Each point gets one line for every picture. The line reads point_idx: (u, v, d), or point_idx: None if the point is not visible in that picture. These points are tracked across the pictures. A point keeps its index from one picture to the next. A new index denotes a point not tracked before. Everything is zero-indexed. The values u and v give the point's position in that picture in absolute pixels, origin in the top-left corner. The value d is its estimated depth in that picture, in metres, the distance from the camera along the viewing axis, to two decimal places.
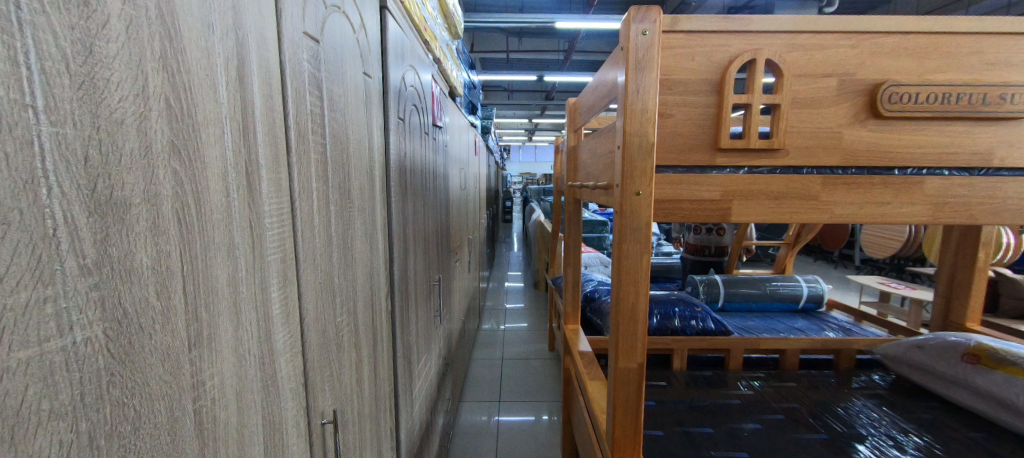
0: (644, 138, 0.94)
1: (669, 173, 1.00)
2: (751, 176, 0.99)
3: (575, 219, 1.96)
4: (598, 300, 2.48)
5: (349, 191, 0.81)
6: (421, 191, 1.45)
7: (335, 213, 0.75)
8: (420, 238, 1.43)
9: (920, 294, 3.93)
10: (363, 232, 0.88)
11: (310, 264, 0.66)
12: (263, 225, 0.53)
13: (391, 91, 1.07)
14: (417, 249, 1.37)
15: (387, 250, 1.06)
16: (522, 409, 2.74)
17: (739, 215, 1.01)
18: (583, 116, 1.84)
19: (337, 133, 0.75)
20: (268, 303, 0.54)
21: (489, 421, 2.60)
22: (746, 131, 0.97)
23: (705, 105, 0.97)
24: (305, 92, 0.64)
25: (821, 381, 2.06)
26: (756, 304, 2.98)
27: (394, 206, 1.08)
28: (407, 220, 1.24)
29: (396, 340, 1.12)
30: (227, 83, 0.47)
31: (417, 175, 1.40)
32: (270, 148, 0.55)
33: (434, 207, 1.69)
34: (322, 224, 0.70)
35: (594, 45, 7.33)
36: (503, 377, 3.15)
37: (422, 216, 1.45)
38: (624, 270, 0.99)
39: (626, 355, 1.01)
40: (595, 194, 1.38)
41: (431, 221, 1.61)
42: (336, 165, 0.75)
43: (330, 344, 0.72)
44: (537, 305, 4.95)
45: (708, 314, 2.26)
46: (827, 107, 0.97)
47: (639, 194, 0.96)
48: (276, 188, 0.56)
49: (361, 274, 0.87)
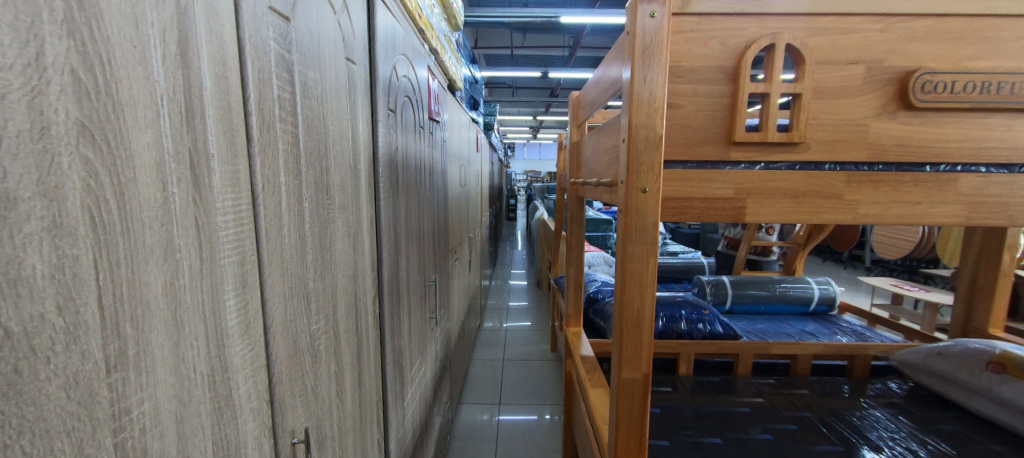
0: (651, 131, 0.87)
1: (678, 169, 0.92)
2: (768, 172, 0.91)
3: (577, 218, 1.88)
4: (602, 301, 2.40)
5: (328, 187, 0.74)
6: (415, 189, 1.38)
7: (311, 211, 0.68)
8: (414, 238, 1.36)
9: (935, 296, 3.81)
10: (345, 231, 0.81)
11: (278, 267, 0.59)
12: (215, 223, 0.47)
13: (379, 80, 1.00)
14: (410, 249, 1.30)
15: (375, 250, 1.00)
16: (523, 411, 2.68)
17: (756, 215, 0.92)
18: (586, 110, 1.76)
19: (312, 123, 0.68)
20: (220, 312, 0.48)
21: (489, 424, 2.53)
22: (763, 123, 0.89)
23: (718, 95, 0.89)
24: (271, 74, 0.57)
25: (834, 389, 1.97)
26: (765, 306, 2.89)
27: (383, 204, 1.02)
28: (398, 220, 1.17)
29: (384, 345, 1.05)
30: (165, 58, 0.40)
31: (411, 172, 1.32)
32: (226, 136, 0.49)
33: (431, 206, 1.62)
34: (293, 222, 0.63)
35: (600, 40, 7.20)
36: (504, 378, 3.09)
37: (416, 216, 1.38)
38: (628, 273, 0.91)
39: (631, 364, 0.94)
40: (598, 193, 1.31)
41: (427, 220, 1.54)
42: (311, 158, 0.68)
43: (303, 354, 0.65)
44: (540, 303, 4.88)
45: (716, 317, 2.16)
46: (852, 98, 0.88)
47: (645, 191, 0.88)
48: (232, 181, 0.50)
49: (343, 277, 0.80)
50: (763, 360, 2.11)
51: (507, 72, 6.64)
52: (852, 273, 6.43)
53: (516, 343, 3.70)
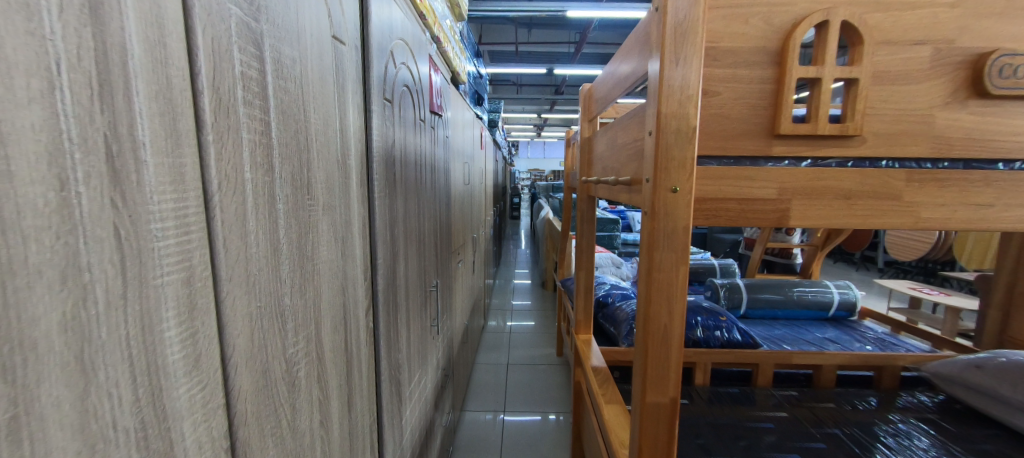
0: (683, 121, 0.75)
1: (713, 166, 0.80)
2: (816, 169, 0.79)
3: (588, 219, 1.77)
4: (612, 306, 2.29)
5: (309, 185, 0.63)
6: (415, 189, 1.27)
7: (286, 213, 0.57)
8: (414, 240, 1.25)
9: (957, 300, 3.65)
10: (331, 235, 0.71)
11: (242, 282, 0.48)
12: (149, 232, 0.36)
13: (373, 65, 0.89)
14: (409, 253, 1.19)
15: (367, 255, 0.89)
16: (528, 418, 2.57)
17: (802, 219, 0.80)
18: (598, 104, 1.64)
19: (289, 109, 0.58)
20: (154, 345, 0.37)
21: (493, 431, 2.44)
22: (812, 113, 0.77)
23: (761, 80, 0.77)
24: (231, 45, 0.46)
25: (860, 401, 1.85)
26: (782, 311, 2.76)
27: (378, 205, 0.91)
28: (395, 223, 1.06)
29: (378, 361, 0.94)
30: (64, 9, 0.30)
31: (410, 170, 1.21)
32: (164, 121, 0.38)
33: (432, 205, 1.51)
34: (263, 228, 0.52)
35: (606, 36, 7.06)
36: (508, 384, 2.98)
37: (416, 217, 1.27)
38: (654, 284, 0.80)
39: (657, 388, 0.83)
40: (615, 192, 1.20)
41: (427, 222, 1.43)
42: (287, 150, 0.57)
43: (275, 384, 0.55)
44: (545, 304, 4.77)
45: (734, 324, 2.05)
46: (916, 84, 0.76)
47: (675, 191, 0.77)
48: (174, 177, 0.39)
49: (328, 289, 0.70)
50: (783, 370, 1.99)
51: (511, 68, 6.51)
52: (865, 275, 6.26)
53: (520, 346, 3.60)
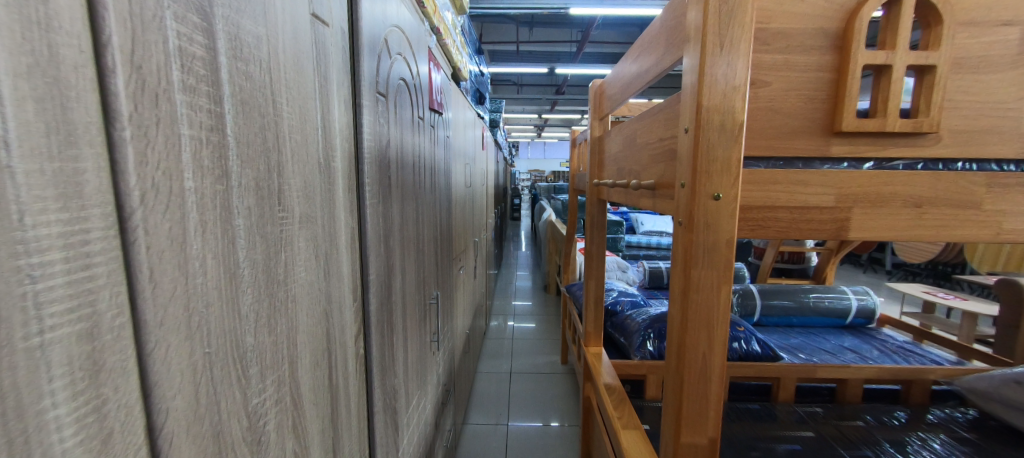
0: (728, 116, 0.64)
1: (760, 168, 0.69)
2: (882, 173, 0.68)
3: (599, 224, 1.66)
4: (622, 315, 2.17)
5: (282, 193, 0.52)
6: (413, 194, 1.15)
7: (248, 230, 0.46)
8: (412, 250, 1.13)
9: (974, 304, 3.53)
10: (310, 252, 0.59)
11: (179, 326, 0.37)
12: (17, 271, 0.25)
13: (364, 53, 0.77)
14: (406, 265, 1.08)
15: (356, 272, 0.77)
16: (532, 431, 2.45)
17: (864, 230, 0.69)
18: (610, 101, 1.53)
19: (252, 97, 0.46)
20: (26, 435, 0.26)
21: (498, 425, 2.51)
22: (879, 108, 0.66)
23: (818, 68, 0.66)
24: (162, 9, 0.34)
25: (888, 418, 1.73)
26: (797, 319, 2.64)
27: (369, 213, 0.80)
28: (390, 233, 0.95)
29: (371, 390, 0.83)
30: None
31: (407, 173, 1.10)
32: (44, 109, 0.26)
33: (431, 211, 1.39)
34: (214, 251, 0.41)
35: (608, 35, 6.94)
36: (511, 394, 2.86)
37: (414, 224, 1.16)
38: (691, 307, 0.68)
39: (693, 427, 0.71)
40: (635, 198, 1.09)
41: (427, 229, 1.32)
42: (249, 151, 0.46)
43: (231, 449, 0.43)
44: (547, 309, 4.65)
45: (753, 334, 1.92)
46: (1001, 72, 0.65)
47: (717, 198, 0.66)
48: (65, 190, 0.28)
49: (306, 318, 0.58)
50: (805, 384, 1.87)
51: (512, 67, 6.40)
52: (873, 278, 6.12)
53: (523, 353, 3.48)
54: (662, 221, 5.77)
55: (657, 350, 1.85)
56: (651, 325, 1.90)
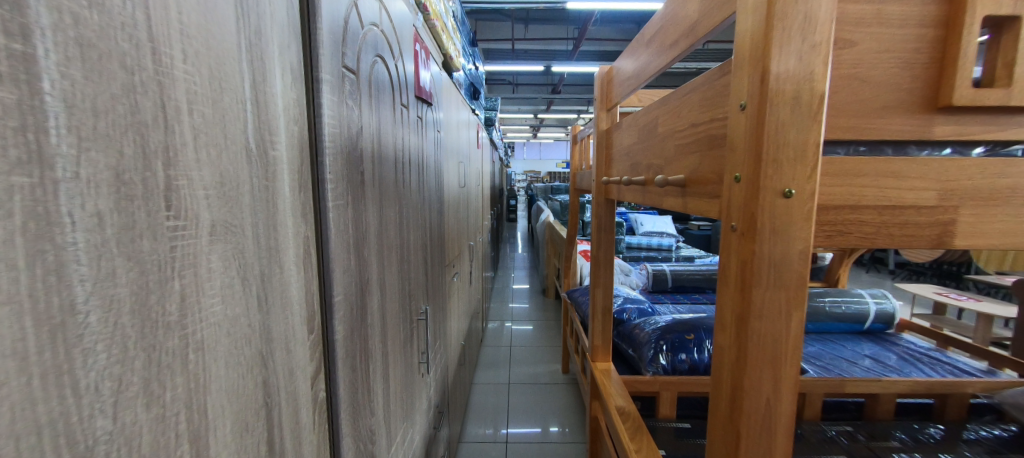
0: (804, 87, 0.48)
1: (842, 157, 0.52)
2: (998, 161, 0.52)
3: (608, 228, 1.49)
4: (630, 324, 2.02)
5: (171, 190, 0.34)
6: (396, 195, 0.98)
7: (100, 251, 0.28)
8: (395, 260, 0.96)
9: (988, 306, 3.40)
10: (230, 273, 0.41)
11: None
12: None
13: (323, 14, 0.60)
14: (387, 279, 0.90)
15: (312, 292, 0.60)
16: (533, 448, 2.28)
17: (979, 236, 0.53)
18: (619, 89, 1.37)
19: (103, 36, 0.29)
20: None
21: (496, 434, 2.40)
22: (999, 75, 0.50)
23: (919, 22, 0.50)
24: None
25: (924, 436, 1.57)
26: (813, 324, 2.49)
27: (332, 217, 0.62)
28: (366, 242, 0.77)
29: (337, 440, 0.66)
30: None
31: (389, 171, 0.93)
32: None
33: (419, 215, 1.22)
34: (5, 290, 0.23)
35: (605, 32, 6.80)
36: (509, 407, 2.68)
37: (398, 230, 0.98)
38: (751, 337, 0.52)
39: None
40: (657, 198, 0.93)
41: (414, 235, 1.14)
42: (96, 123, 0.28)
43: None
44: (546, 313, 4.48)
45: None
46: None
47: (788, 195, 0.49)
48: None
49: (227, 369, 0.40)
50: (831, 399, 1.71)
51: (508, 65, 6.25)
52: (877, 277, 6.02)
53: (522, 361, 3.31)
54: (661, 220, 5.63)
55: (670, 364, 1.67)
56: (664, 336, 1.73)
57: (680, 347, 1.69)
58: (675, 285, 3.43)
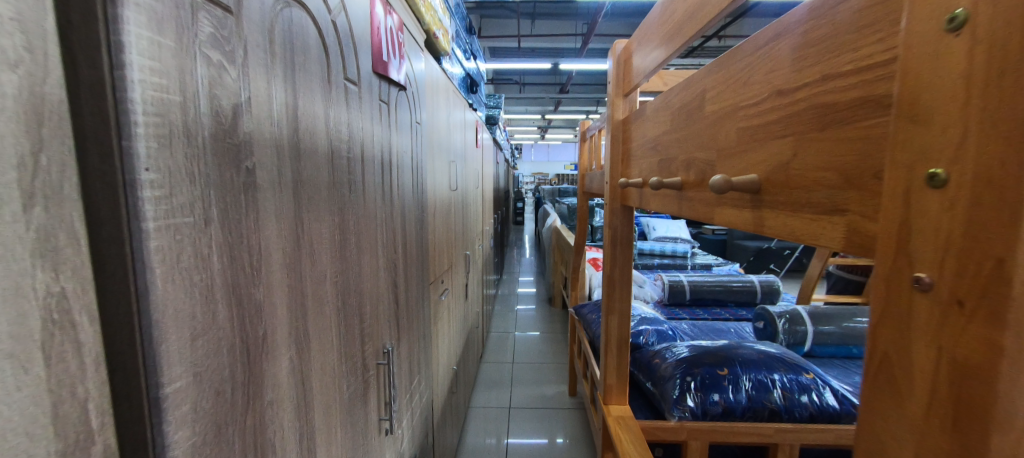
0: None
1: None
2: None
3: (625, 241, 1.20)
4: (648, 350, 1.73)
5: None
6: (342, 204, 0.71)
7: None
8: (335, 293, 0.69)
9: None
10: None
11: None
12: None
13: None
14: (315, 327, 0.62)
15: (93, 388, 0.33)
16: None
17: None
18: (637, 70, 1.07)
19: None
20: None
21: (498, 445, 2.30)
22: None
23: None
24: None
25: None
26: (857, 348, 2.15)
27: (153, 248, 0.35)
28: (264, 278, 0.50)
29: None
30: None
31: (326, 171, 0.66)
32: None
33: (383, 228, 0.94)
34: None
35: (615, 28, 6.52)
36: (509, 437, 2.37)
37: (341, 253, 0.71)
38: None
39: None
40: (703, 207, 0.65)
41: (374, 255, 0.87)
42: None
43: None
44: (552, 324, 4.16)
45: (827, 384, 1.43)
46: None
47: None
48: None
49: None
50: None
51: (514, 63, 6.03)
52: None
53: (525, 379, 3.03)
54: (675, 225, 5.29)
55: (700, 406, 1.35)
56: (689, 371, 1.43)
57: (713, 384, 1.39)
58: (693, 298, 3.12)
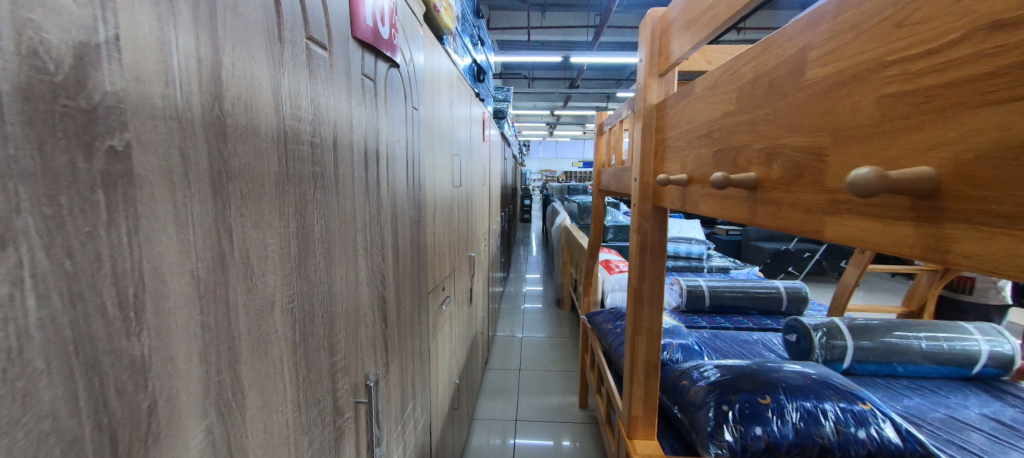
0: None
1: None
2: None
3: (657, 250, 1.01)
4: (672, 369, 1.54)
5: None
6: (300, 204, 0.54)
7: None
8: (288, 325, 0.51)
9: None
10: None
11: None
12: None
13: None
14: (252, 376, 0.45)
15: None
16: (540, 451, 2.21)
17: None
18: (674, 44, 0.88)
19: None
20: None
21: (504, 444, 2.26)
22: None
23: None
24: None
25: None
26: (903, 367, 1.93)
27: None
28: (150, 320, 0.33)
29: None
30: None
31: (274, 160, 0.48)
32: None
33: (365, 233, 0.76)
34: None
35: (628, 19, 6.28)
36: (513, 446, 2.25)
37: (298, 269, 0.53)
38: None
39: None
40: (797, 214, 0.46)
41: (351, 268, 0.69)
42: None
43: None
44: (561, 328, 3.97)
45: (886, 414, 1.22)
46: None
47: None
48: None
49: None
50: None
51: (522, 57, 5.85)
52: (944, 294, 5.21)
53: (533, 388, 2.86)
54: (690, 225, 5.05)
55: (740, 441, 1.16)
56: (724, 399, 1.24)
57: (753, 415, 1.19)
58: (713, 305, 2.91)
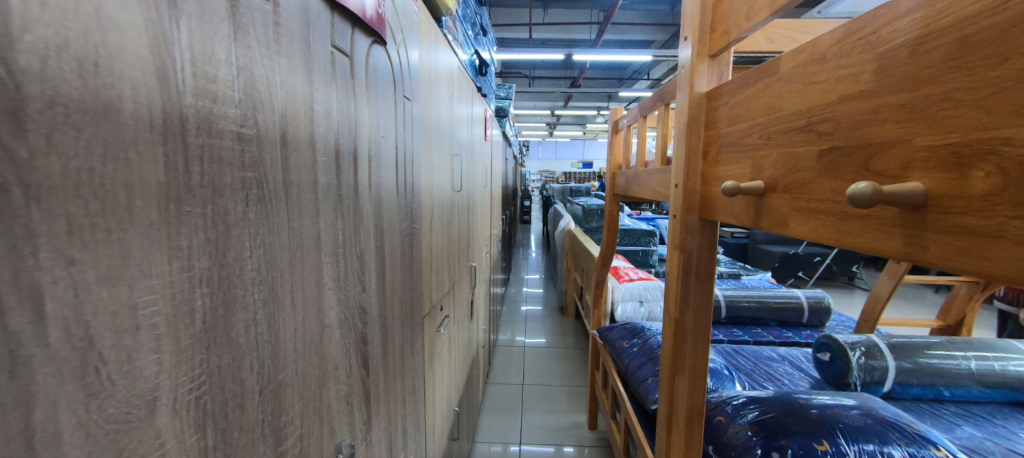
0: None
1: None
2: None
3: (704, 272, 0.82)
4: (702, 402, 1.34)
5: None
6: (216, 231, 0.34)
7: None
8: (188, 426, 0.32)
9: None
10: None
11: None
12: None
13: None
14: None
15: None
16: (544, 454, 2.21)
17: None
18: (732, 15, 0.69)
19: None
20: None
21: (509, 450, 2.22)
22: None
23: None
24: None
25: None
26: (950, 390, 1.74)
27: None
28: None
29: None
30: None
31: (155, 162, 0.29)
32: None
33: (334, 260, 0.56)
34: None
35: (632, 15, 6.11)
36: (520, 451, 2.22)
37: (211, 333, 0.34)
38: None
39: None
40: None
41: (310, 312, 0.49)
42: None
43: None
44: (566, 336, 3.78)
45: None
46: None
47: None
48: None
49: None
50: None
51: (524, 54, 5.65)
52: None
53: (537, 404, 2.67)
54: None
55: None
56: (772, 444, 1.04)
57: None
58: (730, 316, 2.72)
